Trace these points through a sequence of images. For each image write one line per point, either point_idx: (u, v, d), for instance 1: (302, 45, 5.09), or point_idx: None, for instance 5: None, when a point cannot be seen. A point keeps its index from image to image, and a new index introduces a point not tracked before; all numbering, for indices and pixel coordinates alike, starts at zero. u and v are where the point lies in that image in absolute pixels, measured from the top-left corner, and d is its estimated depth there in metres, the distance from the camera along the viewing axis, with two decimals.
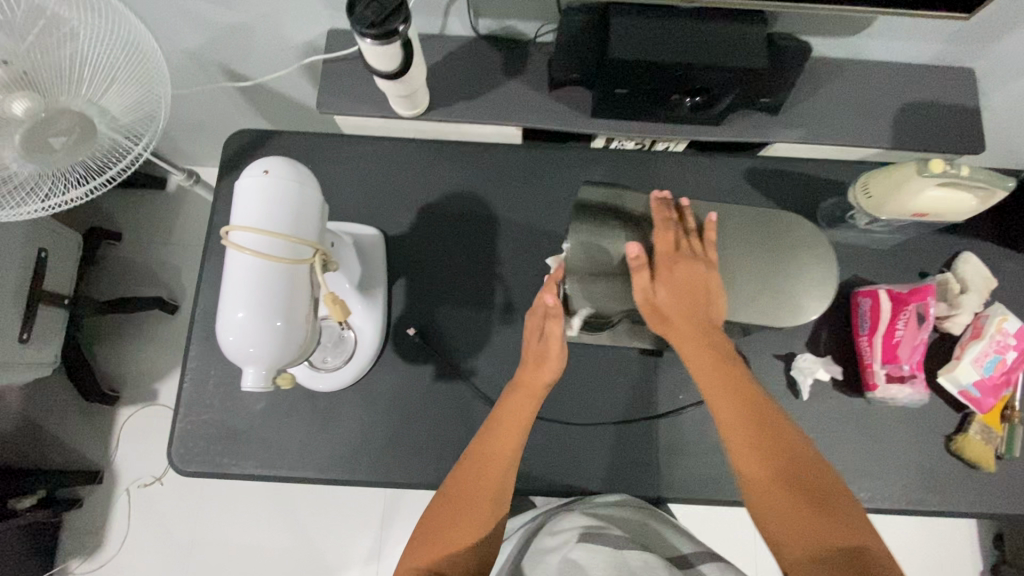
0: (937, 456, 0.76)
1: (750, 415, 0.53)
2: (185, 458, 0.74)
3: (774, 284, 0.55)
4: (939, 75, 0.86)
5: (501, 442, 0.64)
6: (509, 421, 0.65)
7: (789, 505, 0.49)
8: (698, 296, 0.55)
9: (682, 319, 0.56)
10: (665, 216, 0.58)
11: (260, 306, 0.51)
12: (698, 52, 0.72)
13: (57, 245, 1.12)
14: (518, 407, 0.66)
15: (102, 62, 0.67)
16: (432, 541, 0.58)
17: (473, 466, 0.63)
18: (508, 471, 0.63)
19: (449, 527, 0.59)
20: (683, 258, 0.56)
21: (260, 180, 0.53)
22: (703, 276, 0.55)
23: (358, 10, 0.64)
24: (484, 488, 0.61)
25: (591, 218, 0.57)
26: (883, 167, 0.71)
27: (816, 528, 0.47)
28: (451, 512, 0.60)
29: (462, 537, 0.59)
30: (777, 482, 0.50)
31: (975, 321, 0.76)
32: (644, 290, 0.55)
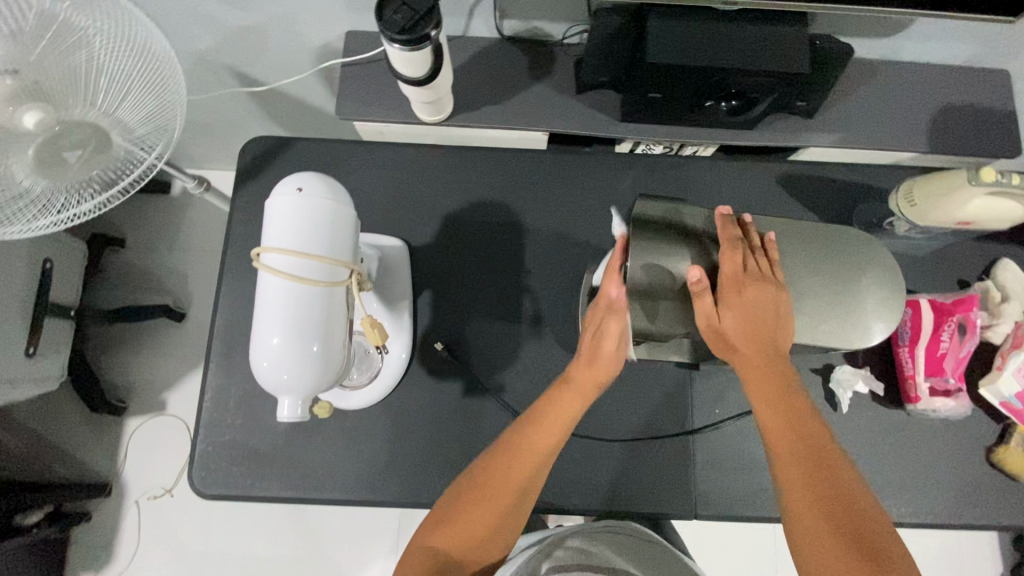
0: (979, 469, 0.74)
1: (806, 444, 0.52)
2: (207, 481, 0.71)
3: (842, 307, 0.53)
4: (975, 76, 0.84)
5: (540, 440, 0.60)
6: (553, 419, 0.60)
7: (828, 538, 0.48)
8: (767, 322, 0.53)
9: (746, 344, 0.54)
10: (730, 235, 0.55)
11: (299, 333, 0.49)
12: (737, 56, 0.69)
13: (61, 254, 1.09)
14: (566, 405, 0.61)
15: (116, 70, 0.64)
16: (443, 529, 0.57)
17: (509, 451, 0.59)
18: (540, 472, 0.59)
19: (463, 525, 0.57)
20: (752, 281, 0.53)
21: (294, 198, 0.50)
22: (773, 299, 0.53)
23: (388, 14, 0.61)
24: (514, 478, 0.58)
25: (655, 238, 0.55)
26: (929, 175, 0.69)
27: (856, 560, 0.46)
28: (469, 501, 0.57)
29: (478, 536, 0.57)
30: (818, 513, 0.49)
31: (1016, 331, 0.74)
32: (708, 316, 0.53)
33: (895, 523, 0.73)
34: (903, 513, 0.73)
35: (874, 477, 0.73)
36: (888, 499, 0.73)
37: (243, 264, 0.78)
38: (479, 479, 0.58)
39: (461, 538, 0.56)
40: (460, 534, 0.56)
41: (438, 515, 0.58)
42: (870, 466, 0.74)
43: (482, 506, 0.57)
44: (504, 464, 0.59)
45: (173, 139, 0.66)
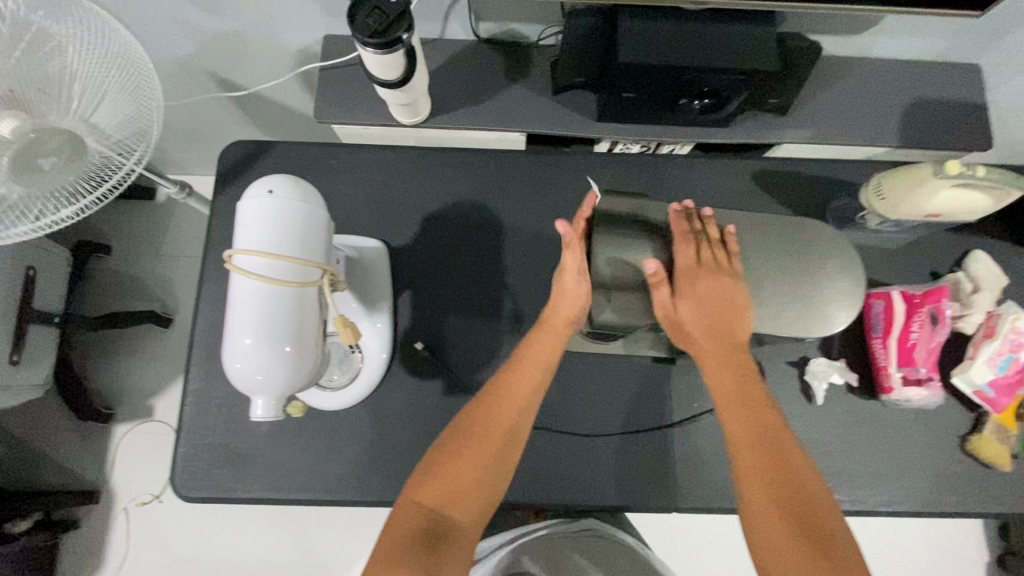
0: (953, 457, 0.75)
1: (764, 436, 0.53)
2: (189, 484, 0.72)
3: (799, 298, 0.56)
4: (946, 71, 0.85)
5: (523, 382, 0.63)
6: (531, 358, 0.64)
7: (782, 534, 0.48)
8: (723, 312, 0.56)
9: (703, 335, 0.57)
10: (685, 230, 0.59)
11: (271, 333, 0.49)
12: (707, 55, 0.70)
13: (45, 261, 1.09)
14: (541, 346, 0.65)
15: (92, 77, 0.64)
16: (431, 484, 0.56)
17: (489, 396, 0.62)
18: (525, 411, 0.62)
19: (451, 479, 0.56)
20: (704, 272, 0.57)
21: (265, 201, 0.51)
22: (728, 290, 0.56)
23: (359, 18, 0.62)
24: (498, 417, 0.61)
25: (617, 232, 0.57)
26: (895, 168, 0.70)
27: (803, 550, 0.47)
28: (455, 461, 0.58)
29: (465, 496, 0.56)
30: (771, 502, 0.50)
31: (987, 321, 0.75)
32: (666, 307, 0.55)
33: (872, 512, 0.73)
34: (880, 502, 0.73)
35: (849, 468, 0.74)
36: (865, 488, 0.74)
37: (224, 268, 0.79)
38: (464, 434, 0.59)
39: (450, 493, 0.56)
40: (448, 491, 0.56)
41: (422, 474, 0.57)
42: (846, 457, 0.75)
43: (468, 456, 0.58)
44: (487, 413, 0.61)
45: (152, 143, 0.67)
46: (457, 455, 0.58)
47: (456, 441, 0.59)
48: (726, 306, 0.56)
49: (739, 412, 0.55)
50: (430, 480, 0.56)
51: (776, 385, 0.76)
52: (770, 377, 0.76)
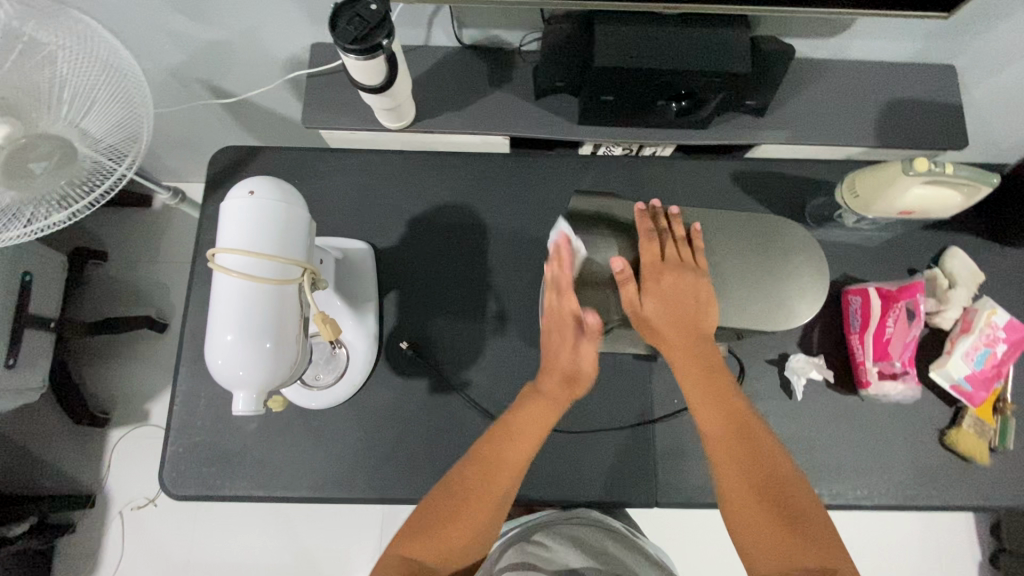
0: (933, 451, 0.76)
1: (735, 427, 0.56)
2: (178, 483, 0.73)
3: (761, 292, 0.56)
4: (922, 72, 0.87)
5: (518, 453, 0.62)
6: (518, 425, 0.64)
7: (768, 529, 0.50)
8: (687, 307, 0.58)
9: (670, 330, 0.59)
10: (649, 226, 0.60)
11: (250, 329, 0.51)
12: (681, 58, 0.72)
13: (41, 267, 1.10)
14: (529, 415, 0.65)
15: (82, 84, 0.66)
16: (424, 531, 0.57)
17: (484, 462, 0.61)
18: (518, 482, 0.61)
19: (444, 529, 0.57)
20: (669, 269, 0.58)
21: (246, 201, 0.53)
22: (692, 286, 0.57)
23: (341, 26, 0.64)
24: (490, 492, 0.60)
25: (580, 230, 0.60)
26: (868, 167, 0.72)
27: (788, 544, 0.49)
28: (449, 514, 0.58)
29: (458, 539, 0.57)
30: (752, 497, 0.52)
31: (964, 316, 0.77)
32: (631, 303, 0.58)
33: (851, 505, 0.74)
34: (860, 496, 0.74)
35: (829, 462, 0.75)
36: (845, 482, 0.75)
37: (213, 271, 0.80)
38: (456, 490, 0.59)
39: (442, 543, 0.57)
40: (442, 537, 0.57)
41: (414, 522, 0.58)
42: (826, 452, 0.76)
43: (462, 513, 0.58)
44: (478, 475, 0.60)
45: (141, 148, 0.68)
46: (450, 510, 0.58)
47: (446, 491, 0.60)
48: (690, 302, 0.58)
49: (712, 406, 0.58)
50: (423, 526, 0.57)
51: (756, 381, 0.77)
52: (750, 374, 0.77)
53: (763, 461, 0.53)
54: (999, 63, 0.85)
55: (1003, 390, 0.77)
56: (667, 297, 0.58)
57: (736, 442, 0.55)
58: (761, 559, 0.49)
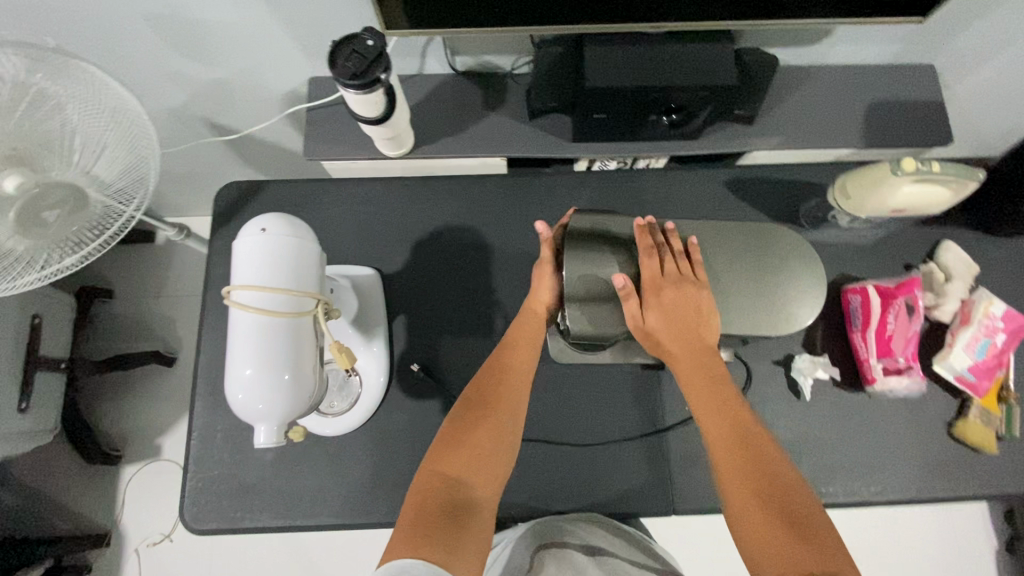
0: (942, 443, 0.77)
1: (736, 433, 0.55)
2: (198, 516, 0.73)
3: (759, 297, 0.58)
4: (902, 72, 0.89)
5: (518, 358, 0.68)
6: (519, 338, 0.69)
7: (771, 533, 0.49)
8: (689, 319, 0.58)
9: (673, 342, 0.58)
10: (649, 242, 0.59)
11: (270, 361, 0.52)
12: (669, 75, 0.74)
13: (50, 308, 1.12)
14: (524, 327, 0.70)
15: (91, 133, 0.68)
16: (450, 456, 0.59)
17: (491, 375, 0.66)
18: (523, 383, 0.66)
19: (468, 453, 0.59)
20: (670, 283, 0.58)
21: (258, 239, 0.54)
22: (694, 298, 0.58)
23: (339, 63, 0.66)
24: (501, 395, 0.64)
25: (584, 248, 0.59)
26: (858, 169, 0.74)
27: (789, 547, 0.48)
28: (466, 440, 0.60)
29: (481, 467, 0.59)
30: (754, 499, 0.51)
31: (962, 308, 0.78)
32: (633, 317, 0.57)
33: (865, 502, 0.75)
34: (873, 492, 0.75)
35: (840, 459, 0.76)
36: (857, 480, 0.76)
37: (222, 304, 0.82)
38: (476, 409, 0.63)
39: (472, 463, 0.59)
40: (467, 466, 0.58)
41: (442, 452, 0.59)
42: (837, 449, 0.77)
43: (480, 428, 0.61)
44: (490, 384, 0.65)
45: (150, 190, 0.71)
46: (467, 438, 0.60)
47: (466, 417, 0.62)
48: (691, 314, 0.58)
49: (713, 412, 0.57)
50: (450, 455, 0.59)
51: (763, 383, 0.78)
52: (756, 376, 0.78)
53: (768, 471, 0.53)
54: (976, 61, 0.87)
55: (1005, 378, 0.78)
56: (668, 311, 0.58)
57: (742, 449, 0.54)
58: (767, 561, 0.48)
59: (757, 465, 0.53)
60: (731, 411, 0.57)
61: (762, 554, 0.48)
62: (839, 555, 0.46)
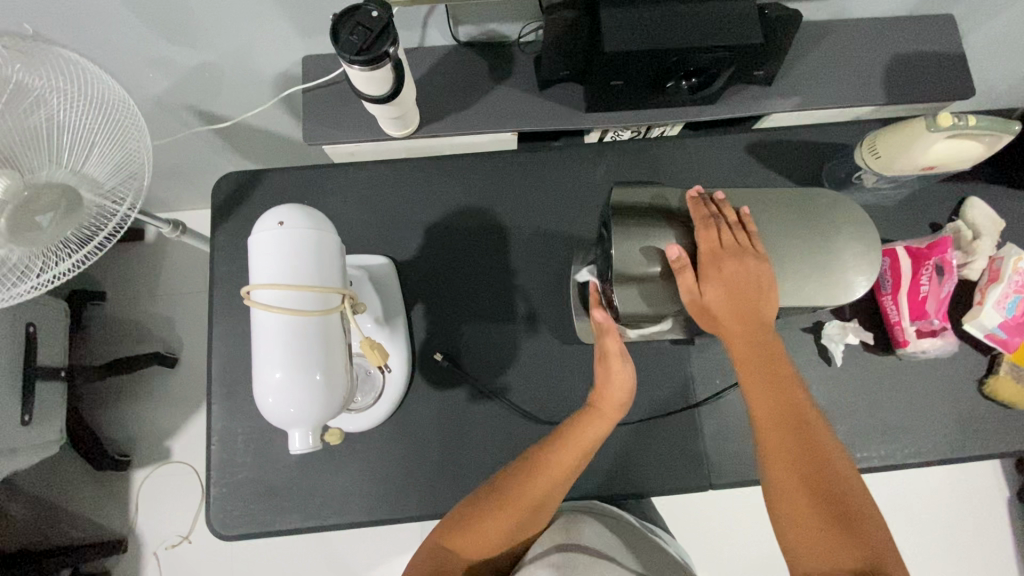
0: (973, 402, 0.77)
1: (785, 414, 0.55)
2: (226, 523, 0.71)
3: (812, 268, 0.53)
4: (922, 23, 0.86)
5: (563, 462, 0.63)
6: (577, 441, 0.64)
7: (814, 524, 0.50)
8: (750, 297, 0.53)
9: (728, 318, 0.55)
10: (704, 213, 0.55)
11: (300, 363, 0.49)
12: (689, 34, 0.69)
13: (42, 316, 1.07)
14: (591, 432, 0.64)
15: (78, 126, 0.63)
16: (454, 531, 0.60)
17: (527, 469, 0.62)
18: (559, 488, 0.62)
19: (477, 534, 0.60)
20: (731, 255, 0.53)
21: (276, 233, 0.50)
22: (754, 273, 0.53)
23: (342, 36, 0.61)
24: (529, 500, 0.61)
25: (633, 220, 0.54)
26: (889, 126, 0.71)
27: (833, 543, 0.49)
28: (474, 523, 0.60)
29: (479, 548, 0.60)
30: (799, 484, 0.52)
31: (990, 265, 0.77)
32: (690, 291, 0.53)
33: (900, 464, 0.75)
34: (907, 454, 0.75)
35: (873, 424, 0.76)
36: (891, 443, 0.75)
37: (231, 303, 0.78)
38: (503, 498, 0.61)
39: (471, 547, 0.60)
40: (467, 544, 0.60)
41: (451, 523, 0.61)
42: (870, 414, 0.76)
43: (494, 519, 0.60)
44: (522, 483, 0.61)
45: (144, 187, 0.66)
46: (472, 523, 0.60)
47: (495, 497, 0.61)
48: (754, 292, 0.54)
49: (761, 389, 0.56)
50: (456, 531, 0.60)
51: (794, 353, 0.77)
52: (788, 346, 0.77)
53: (810, 458, 0.53)
54: (996, 9, 0.84)
55: None
56: (727, 286, 0.53)
57: (786, 431, 0.55)
58: (798, 548, 0.51)
59: (803, 447, 0.54)
60: (781, 390, 0.56)
61: (800, 547, 0.50)
62: (884, 551, 0.48)
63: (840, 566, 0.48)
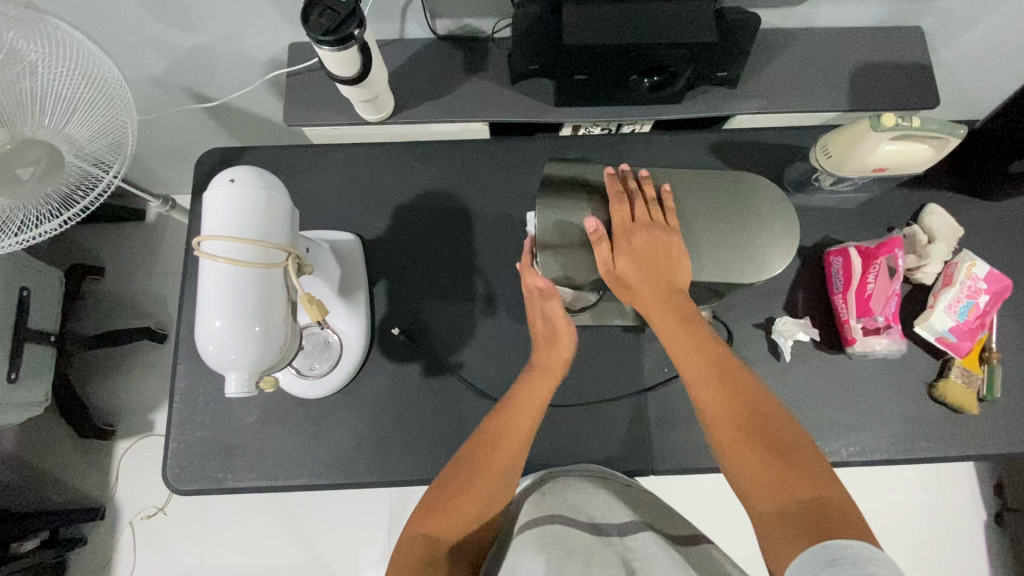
0: (922, 404, 0.77)
1: (714, 370, 0.57)
2: (181, 478, 0.74)
3: (724, 249, 0.58)
4: (892, 33, 0.88)
5: (517, 427, 0.64)
6: (526, 403, 0.66)
7: (761, 466, 0.52)
8: (660, 263, 0.57)
9: (642, 286, 0.58)
10: (619, 188, 0.60)
11: (239, 313, 0.52)
12: (650, 32, 0.72)
13: (36, 283, 1.12)
14: (537, 390, 0.67)
15: (65, 91, 0.68)
16: (431, 514, 0.58)
17: (488, 437, 0.63)
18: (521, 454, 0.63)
19: (453, 512, 0.58)
20: (641, 227, 0.57)
21: (227, 189, 0.54)
22: (664, 242, 0.57)
23: (313, 19, 0.65)
24: (496, 469, 0.61)
25: (555, 194, 0.59)
26: (839, 127, 0.73)
27: (781, 480, 0.51)
28: (448, 495, 0.59)
29: (461, 526, 0.59)
30: (738, 435, 0.54)
31: (945, 270, 0.78)
32: (605, 262, 0.57)
33: (844, 462, 0.76)
34: (852, 453, 0.75)
35: (820, 420, 0.76)
36: (837, 440, 0.76)
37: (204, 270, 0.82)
38: (468, 468, 0.61)
39: (452, 525, 0.58)
40: (447, 523, 0.58)
41: (429, 506, 0.59)
42: (817, 411, 0.77)
43: (469, 492, 0.59)
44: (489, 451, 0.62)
45: (127, 156, 0.71)
46: (446, 498, 0.59)
47: (457, 477, 0.60)
48: (662, 258, 0.58)
49: (687, 352, 0.59)
50: (432, 513, 0.58)
51: (745, 346, 0.78)
52: (738, 339, 0.78)
53: (748, 410, 0.55)
54: (966, 23, 0.86)
55: (987, 339, 0.78)
56: (639, 256, 0.57)
57: (719, 385, 0.57)
58: (756, 492, 0.51)
59: (735, 398, 0.56)
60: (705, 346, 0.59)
61: (756, 494, 0.51)
62: (827, 481, 0.50)
63: (797, 499, 0.49)
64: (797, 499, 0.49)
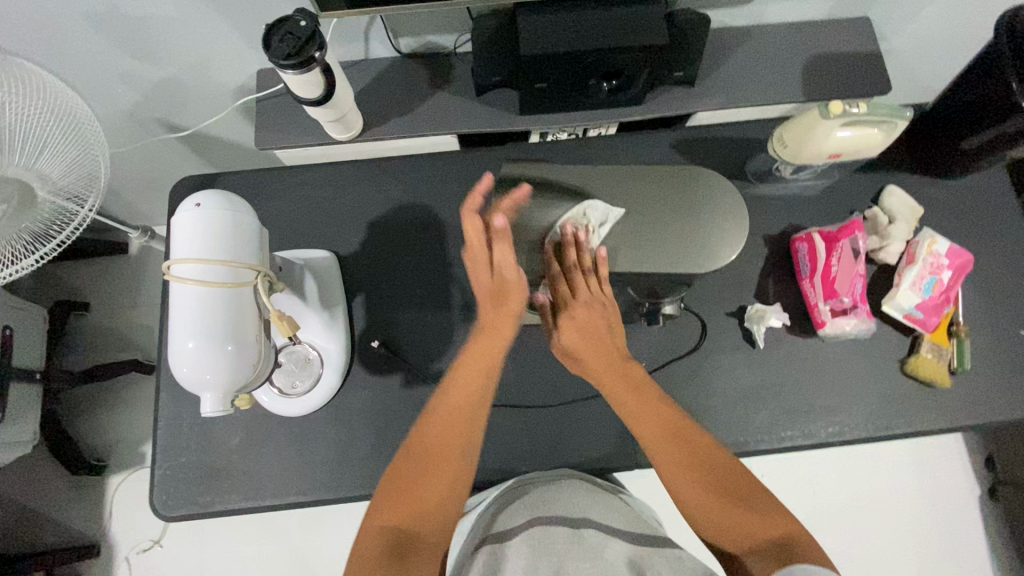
0: (896, 381, 0.79)
1: (669, 423, 0.60)
2: (168, 504, 0.74)
3: (682, 242, 0.64)
4: (841, 24, 0.91)
5: (465, 393, 0.62)
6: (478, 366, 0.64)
7: (723, 510, 0.53)
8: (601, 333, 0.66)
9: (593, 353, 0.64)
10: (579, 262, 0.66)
11: (211, 333, 0.53)
12: (605, 37, 0.74)
13: (19, 322, 1.12)
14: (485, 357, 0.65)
15: (32, 129, 0.69)
16: (391, 500, 0.55)
17: (443, 415, 0.60)
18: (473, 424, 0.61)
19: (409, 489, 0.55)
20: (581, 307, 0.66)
21: (193, 214, 0.55)
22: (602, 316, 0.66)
23: (274, 44, 0.67)
24: (453, 441, 0.59)
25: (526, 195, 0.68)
26: (792, 118, 0.75)
27: (745, 523, 0.52)
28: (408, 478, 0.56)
29: (417, 506, 0.55)
30: (699, 483, 0.55)
31: (907, 249, 0.80)
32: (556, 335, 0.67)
33: (824, 443, 0.77)
34: (831, 433, 0.77)
35: (796, 403, 0.78)
36: (815, 422, 0.77)
37: None
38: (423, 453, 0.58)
39: (404, 506, 0.54)
40: (405, 500, 0.55)
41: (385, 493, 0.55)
42: (794, 395, 0.78)
43: (424, 474, 0.56)
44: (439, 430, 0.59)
45: (102, 186, 0.74)
46: (409, 491, 0.55)
47: (407, 463, 0.57)
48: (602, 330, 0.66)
49: (638, 405, 0.61)
50: (391, 496, 0.55)
51: (719, 336, 0.80)
52: (712, 330, 0.80)
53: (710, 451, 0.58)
54: (910, 11, 0.89)
55: (954, 314, 0.80)
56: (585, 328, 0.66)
57: (675, 440, 0.58)
58: (726, 532, 0.53)
59: (691, 448, 0.58)
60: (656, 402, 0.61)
61: (728, 531, 0.52)
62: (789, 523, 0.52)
63: (766, 536, 0.51)
64: (764, 538, 0.51)
